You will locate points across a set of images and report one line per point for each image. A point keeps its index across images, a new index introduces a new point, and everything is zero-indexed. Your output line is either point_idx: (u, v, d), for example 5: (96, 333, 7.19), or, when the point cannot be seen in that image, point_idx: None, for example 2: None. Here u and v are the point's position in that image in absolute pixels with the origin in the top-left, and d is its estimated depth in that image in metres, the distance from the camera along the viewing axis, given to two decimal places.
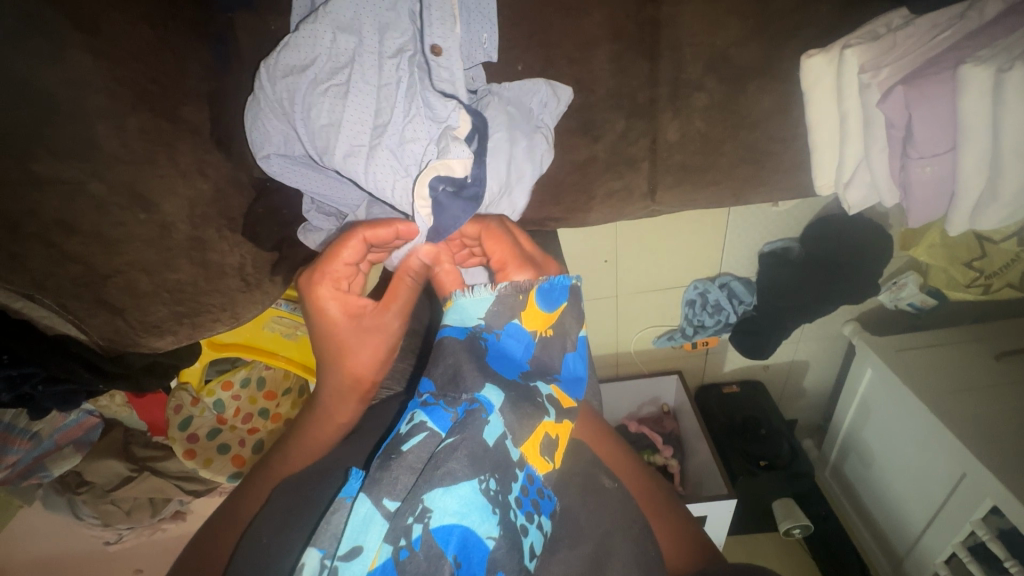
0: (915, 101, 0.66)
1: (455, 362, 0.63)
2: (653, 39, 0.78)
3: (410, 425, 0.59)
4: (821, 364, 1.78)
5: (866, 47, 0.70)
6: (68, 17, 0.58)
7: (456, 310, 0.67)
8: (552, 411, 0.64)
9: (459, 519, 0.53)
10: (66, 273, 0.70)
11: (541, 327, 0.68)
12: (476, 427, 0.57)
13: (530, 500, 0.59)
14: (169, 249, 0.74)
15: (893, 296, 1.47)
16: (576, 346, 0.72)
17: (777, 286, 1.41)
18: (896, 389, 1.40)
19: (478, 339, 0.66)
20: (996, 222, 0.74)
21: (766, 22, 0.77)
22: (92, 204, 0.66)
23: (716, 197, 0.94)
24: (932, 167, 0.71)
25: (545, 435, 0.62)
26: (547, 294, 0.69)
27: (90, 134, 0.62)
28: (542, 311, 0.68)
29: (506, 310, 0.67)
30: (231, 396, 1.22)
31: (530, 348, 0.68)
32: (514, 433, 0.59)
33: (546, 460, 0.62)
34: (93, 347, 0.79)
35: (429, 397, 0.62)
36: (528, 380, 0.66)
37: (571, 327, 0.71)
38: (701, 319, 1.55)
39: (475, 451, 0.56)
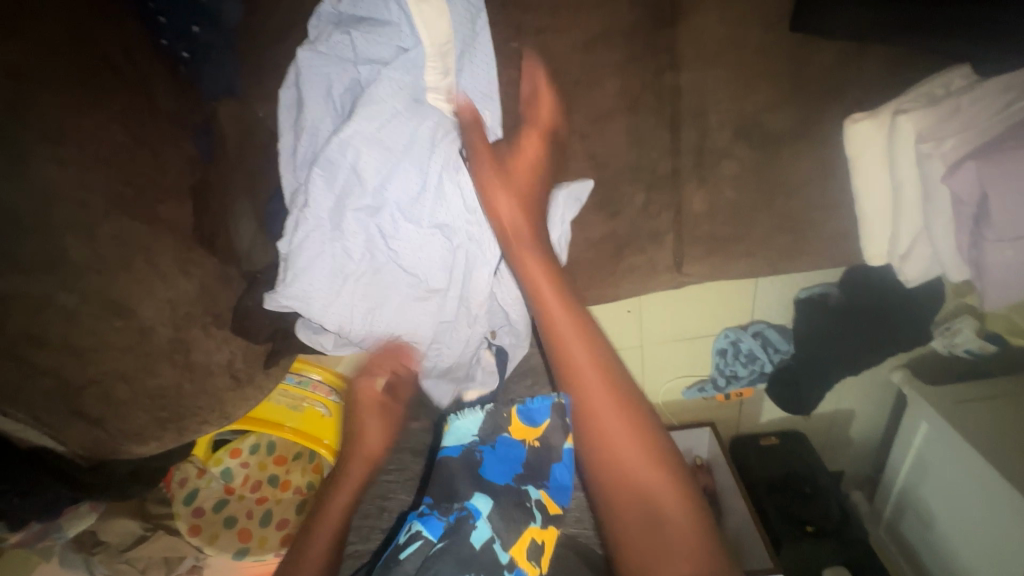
0: (991, 178, 0.58)
1: (451, 475, 0.67)
2: (675, 107, 0.70)
3: (406, 535, 0.64)
4: (870, 415, 1.60)
5: (923, 113, 0.62)
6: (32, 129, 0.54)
7: (452, 431, 0.72)
8: (537, 516, 0.65)
9: None
10: (38, 386, 0.65)
11: (527, 437, 0.69)
12: (463, 535, 0.61)
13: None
14: (148, 353, 0.69)
15: (947, 342, 1.33)
16: (561, 456, 0.68)
17: (818, 334, 1.29)
18: (960, 447, 1.28)
19: (472, 452, 0.70)
20: None
21: (801, 85, 0.68)
22: (64, 317, 0.62)
23: (749, 268, 0.83)
24: (1011, 250, 0.62)
25: (530, 539, 0.63)
26: (529, 410, 0.69)
27: (58, 246, 0.58)
28: (524, 426, 0.69)
29: (495, 429, 0.71)
30: (240, 464, 1.10)
31: (519, 452, 0.69)
32: (501, 535, 0.62)
33: (534, 564, 0.62)
34: (71, 457, 0.73)
35: (426, 508, 0.66)
36: (520, 484, 0.67)
37: (557, 441, 0.68)
38: (734, 369, 1.43)
39: (462, 556, 0.59)
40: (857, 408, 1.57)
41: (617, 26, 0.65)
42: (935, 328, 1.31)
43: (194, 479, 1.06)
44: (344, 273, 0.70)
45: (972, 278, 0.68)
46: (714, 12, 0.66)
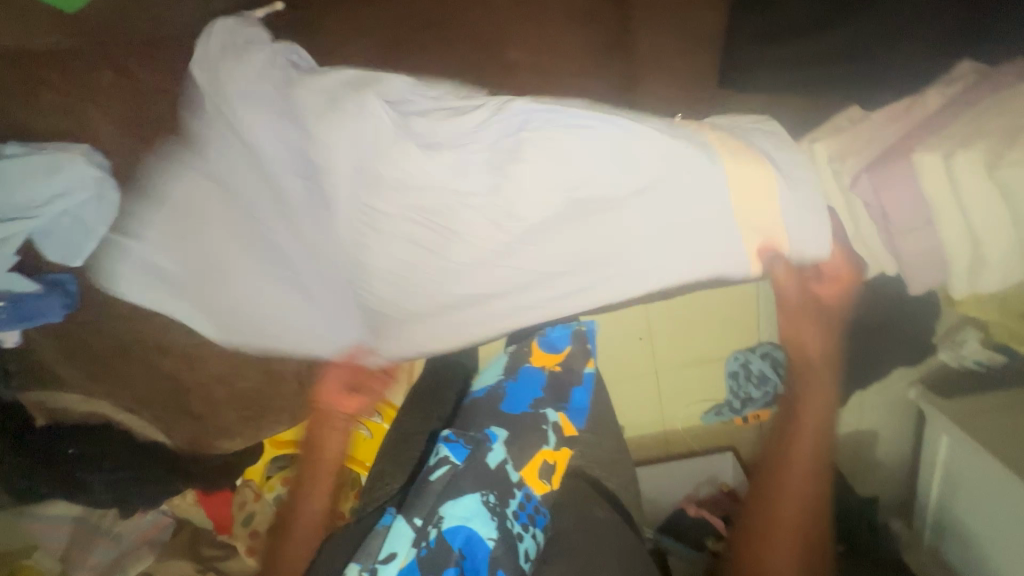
0: (880, 184, 0.72)
1: (476, 413, 0.88)
2: None
3: (437, 458, 0.78)
4: (897, 435, 1.47)
5: (832, 140, 0.78)
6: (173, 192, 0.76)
7: (484, 373, 0.95)
8: (553, 440, 0.84)
9: (465, 521, 0.71)
10: (160, 387, 0.86)
11: (550, 363, 0.92)
12: (482, 453, 0.78)
13: (526, 515, 0.77)
14: (238, 361, 0.87)
15: (953, 355, 1.26)
16: (581, 381, 0.94)
17: (833, 352, 1.23)
18: (980, 460, 1.19)
19: (500, 387, 0.91)
20: (999, 284, 0.74)
21: None
22: (185, 329, 0.82)
23: None
24: (916, 240, 0.74)
25: (543, 462, 0.81)
26: (549, 340, 0.93)
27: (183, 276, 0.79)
28: (546, 352, 0.93)
29: (520, 358, 0.93)
30: (293, 490, 1.10)
31: (539, 378, 0.91)
32: (513, 459, 0.79)
33: (544, 483, 0.81)
34: (176, 448, 0.92)
35: (451, 434, 0.81)
36: (537, 409, 0.87)
37: (575, 366, 0.94)
38: (747, 392, 1.34)
39: (480, 474, 0.76)
40: (879, 430, 1.46)
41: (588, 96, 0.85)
42: (938, 340, 1.26)
43: (251, 503, 1.08)
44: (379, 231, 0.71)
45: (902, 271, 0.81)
46: (664, 76, 0.84)
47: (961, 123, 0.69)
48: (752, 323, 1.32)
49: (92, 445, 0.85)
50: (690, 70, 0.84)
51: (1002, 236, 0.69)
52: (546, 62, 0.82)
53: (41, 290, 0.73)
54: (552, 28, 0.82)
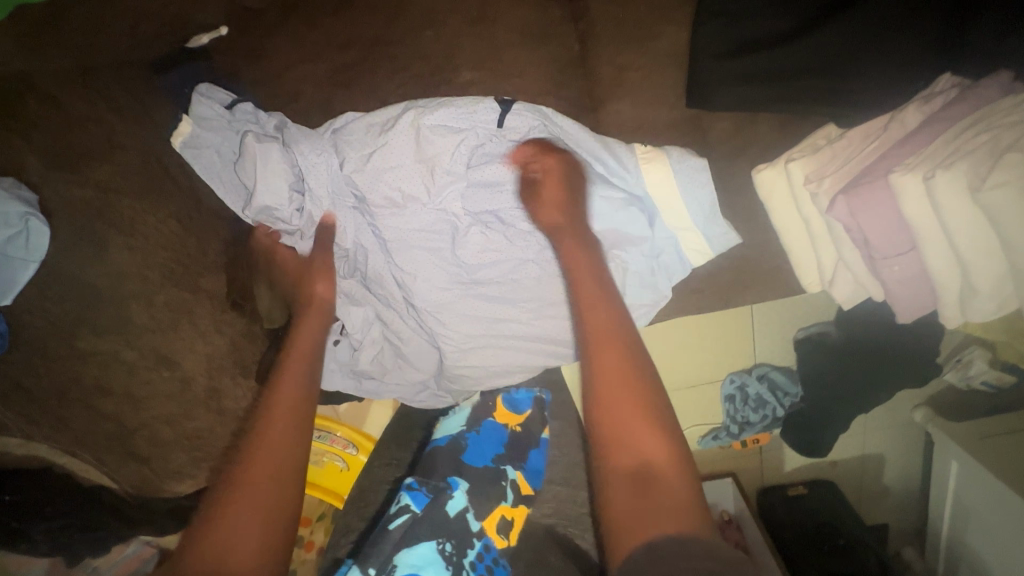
0: (858, 207, 0.65)
1: (435, 461, 0.84)
2: None
3: (397, 506, 0.76)
4: (904, 456, 1.38)
5: (807, 159, 0.72)
6: (111, 225, 0.72)
7: (443, 427, 0.90)
8: (511, 496, 0.81)
9: (416, 571, 0.67)
10: (101, 430, 0.80)
11: (510, 421, 0.89)
12: (441, 502, 0.75)
13: (485, 565, 0.74)
14: (188, 400, 0.83)
15: (959, 375, 1.18)
16: (538, 445, 0.90)
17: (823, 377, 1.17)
18: (988, 489, 1.07)
19: (461, 439, 0.87)
20: (991, 315, 0.68)
21: (712, 148, 0.82)
22: (127, 368, 0.78)
23: (703, 304, 0.93)
24: (900, 266, 0.69)
25: (501, 517, 0.78)
26: (513, 399, 0.92)
27: (125, 313, 0.75)
28: (508, 410, 0.91)
29: (483, 411, 0.91)
30: None
31: (501, 433, 0.88)
32: (474, 508, 0.77)
33: (501, 537, 0.78)
34: (121, 493, 0.87)
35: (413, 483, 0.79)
36: (498, 464, 0.85)
37: (535, 429, 0.91)
38: (746, 416, 1.25)
39: (436, 522, 0.73)
40: (885, 452, 1.37)
41: None
42: (943, 361, 1.19)
43: None
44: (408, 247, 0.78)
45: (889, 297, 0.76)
46: (625, 97, 0.81)
47: (941, 144, 0.63)
48: (745, 341, 1.25)
49: (31, 490, 0.80)
50: (654, 89, 0.80)
51: (989, 264, 0.63)
52: (501, 86, 0.79)
53: None
54: (506, 46, 0.78)
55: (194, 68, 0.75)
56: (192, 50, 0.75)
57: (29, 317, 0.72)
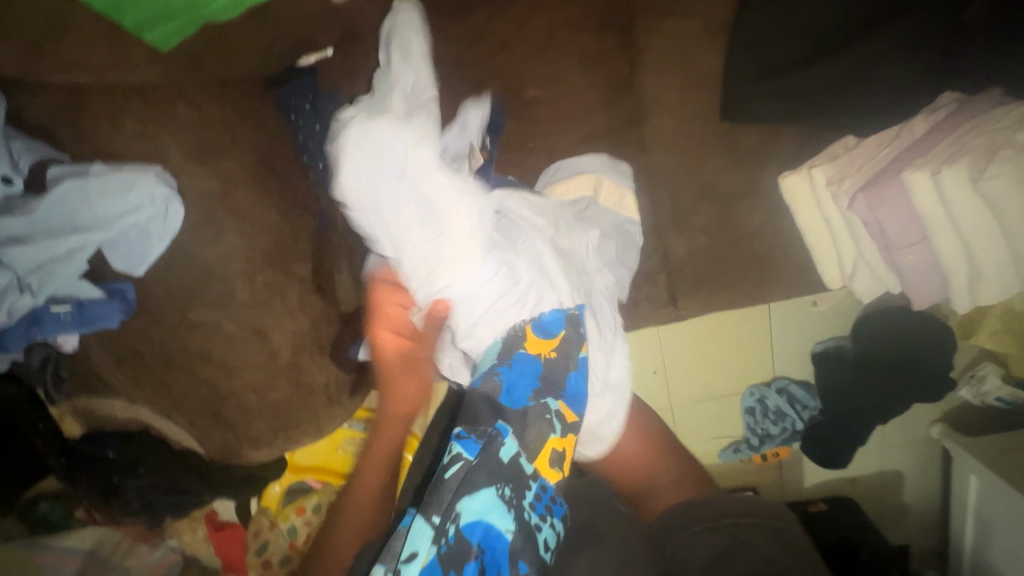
0: (875, 203, 0.76)
1: (474, 408, 0.74)
2: (648, 180, 0.97)
3: (449, 456, 0.71)
4: (923, 474, 1.40)
5: (827, 165, 0.84)
6: (227, 211, 0.84)
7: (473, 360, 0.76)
8: (558, 427, 0.72)
9: (480, 517, 0.64)
10: (197, 395, 0.90)
11: (544, 349, 0.74)
12: (493, 449, 0.69)
13: (543, 506, 0.69)
14: (273, 372, 0.92)
15: (973, 392, 1.24)
16: (578, 366, 0.76)
17: (839, 387, 1.24)
18: (1008, 497, 1.11)
19: (493, 376, 0.74)
20: (998, 297, 0.78)
21: (741, 157, 0.94)
22: (225, 338, 0.87)
23: (733, 300, 1.02)
24: (915, 254, 0.79)
25: (553, 450, 0.72)
26: (541, 323, 0.75)
27: (230, 289, 0.86)
28: (539, 337, 0.75)
29: (511, 342, 0.74)
30: (304, 522, 1.05)
31: (535, 364, 0.74)
32: (526, 450, 0.70)
33: (556, 471, 0.72)
34: (206, 458, 0.95)
35: (462, 431, 0.73)
36: (538, 400, 0.73)
37: (572, 350, 0.76)
38: (765, 428, 1.30)
39: (493, 466, 0.67)
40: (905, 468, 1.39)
41: (597, 131, 0.94)
42: (957, 376, 1.26)
43: (266, 532, 1.06)
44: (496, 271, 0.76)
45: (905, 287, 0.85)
46: (665, 114, 0.94)
47: (945, 145, 0.74)
48: (764, 350, 1.31)
49: (129, 450, 0.91)
50: (691, 107, 0.93)
51: (992, 248, 0.74)
52: (558, 103, 0.93)
53: (105, 297, 0.81)
54: (565, 69, 0.92)
55: (302, 82, 0.90)
56: (302, 67, 0.91)
57: (153, 287, 0.83)
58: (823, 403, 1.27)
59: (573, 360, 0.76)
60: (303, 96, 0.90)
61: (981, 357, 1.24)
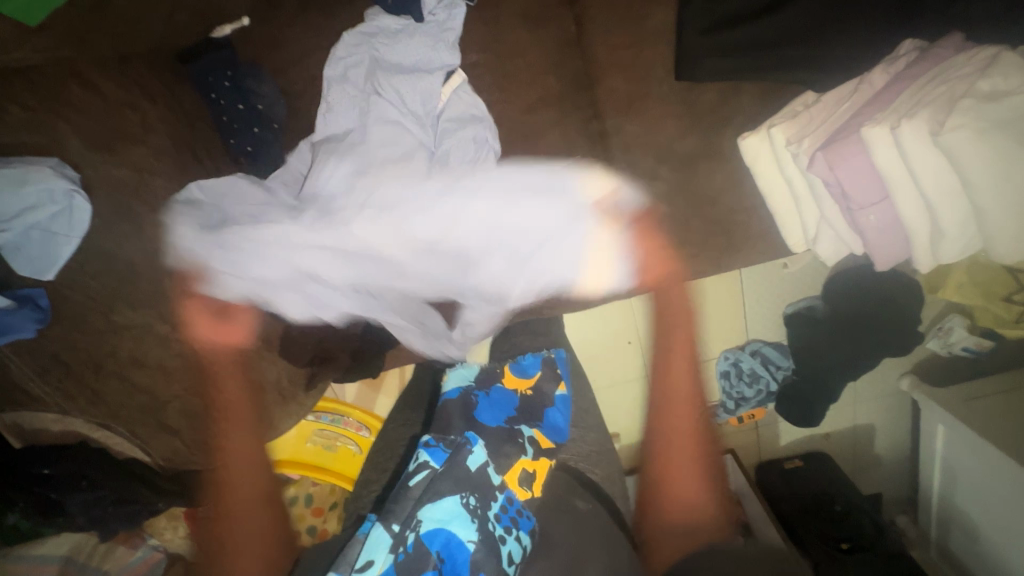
0: (836, 161, 0.72)
1: (450, 417, 0.86)
2: (605, 147, 0.92)
3: (416, 464, 0.77)
4: (892, 425, 1.41)
5: (787, 124, 0.80)
6: (146, 205, 0.77)
7: (454, 379, 0.94)
8: (530, 450, 0.83)
9: (443, 524, 0.67)
10: (135, 402, 0.85)
11: (521, 386, 0.93)
12: (461, 455, 0.75)
13: (508, 518, 0.74)
14: (217, 372, 0.87)
15: (941, 343, 1.23)
16: (553, 403, 0.91)
17: (811, 349, 1.23)
18: (972, 445, 1.12)
19: (470, 395, 0.90)
20: (958, 254, 0.75)
21: (699, 119, 0.90)
22: (159, 340, 0.82)
23: (699, 269, 0.98)
24: (876, 215, 0.76)
25: (522, 470, 0.80)
26: (522, 366, 0.95)
27: (158, 288, 0.80)
28: (517, 376, 0.94)
29: (491, 377, 0.95)
30: None
31: (513, 400, 0.91)
32: (494, 461, 0.78)
33: (525, 489, 0.79)
34: (153, 464, 0.91)
35: (430, 440, 0.80)
36: (511, 424, 0.86)
37: (546, 389, 0.93)
38: (741, 391, 1.28)
39: (458, 477, 0.73)
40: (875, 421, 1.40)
41: (548, 97, 0.88)
42: (926, 329, 1.25)
43: None
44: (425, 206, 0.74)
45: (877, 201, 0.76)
46: (618, 75, 0.88)
47: (905, 98, 0.69)
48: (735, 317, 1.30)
49: (67, 464, 0.85)
50: (645, 67, 0.88)
51: (954, 204, 0.70)
52: (505, 67, 0.87)
53: (13, 306, 0.72)
54: (509, 28, 0.86)
55: (219, 55, 0.81)
56: (216, 39, 0.82)
57: (70, 292, 0.77)
58: (795, 362, 1.26)
59: (549, 396, 0.92)
60: (222, 72, 0.82)
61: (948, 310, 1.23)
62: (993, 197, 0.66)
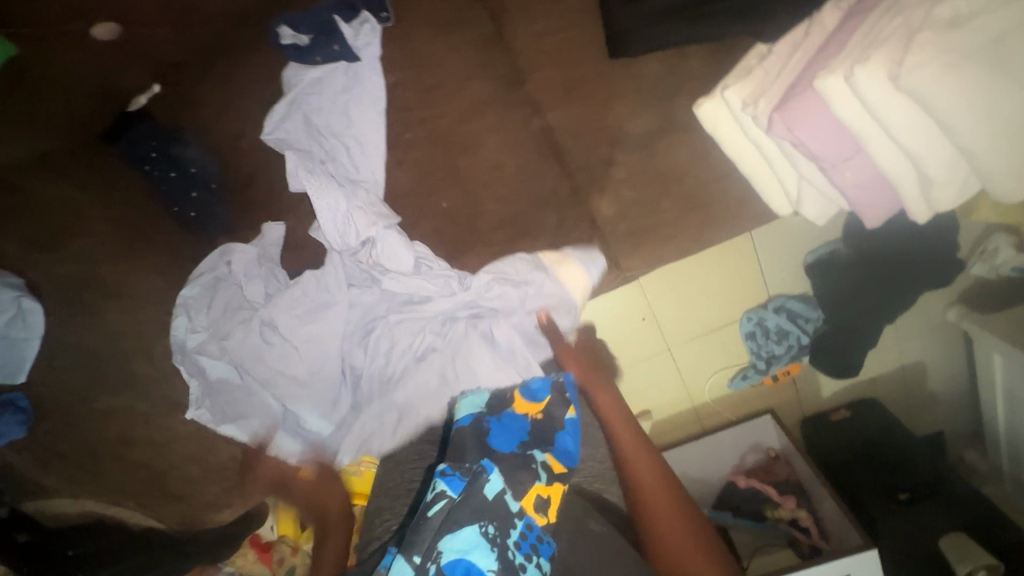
0: (795, 122, 0.63)
1: (462, 442, 0.70)
2: (552, 143, 0.86)
3: (432, 493, 0.64)
4: (945, 362, 1.23)
5: (741, 84, 0.71)
6: (101, 292, 0.78)
7: (464, 404, 0.76)
8: (544, 475, 0.67)
9: (462, 555, 0.57)
10: (136, 478, 0.85)
11: (533, 410, 0.74)
12: (478, 484, 0.62)
13: (529, 542, 0.61)
14: (205, 439, 0.87)
15: (986, 268, 1.04)
16: (566, 426, 0.73)
17: (837, 295, 1.09)
18: None
19: (482, 421, 0.73)
20: (957, 197, 0.66)
21: (648, 93, 0.83)
22: (142, 419, 0.83)
23: (684, 250, 0.88)
24: (854, 170, 0.67)
25: (536, 495, 0.65)
26: (530, 388, 0.77)
27: (129, 370, 0.81)
28: (526, 401, 0.76)
29: (501, 401, 0.77)
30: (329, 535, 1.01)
31: (522, 423, 0.73)
32: (513, 487, 0.63)
33: (541, 514, 0.64)
34: (172, 530, 0.92)
35: (446, 467, 0.66)
36: (525, 451, 0.70)
37: (558, 412, 0.75)
38: (773, 350, 1.16)
39: (475, 506, 0.60)
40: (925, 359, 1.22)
41: (480, 103, 0.84)
42: (965, 255, 1.07)
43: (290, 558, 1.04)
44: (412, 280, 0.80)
45: (855, 152, 0.66)
46: (548, 68, 0.84)
47: (857, 40, 0.60)
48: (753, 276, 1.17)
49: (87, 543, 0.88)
50: (575, 54, 0.84)
51: (938, 146, 0.60)
52: (426, 80, 0.84)
53: None
54: (429, 49, 0.84)
55: (141, 128, 0.82)
56: (133, 112, 0.83)
57: (48, 388, 0.78)
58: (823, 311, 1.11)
59: (560, 420, 0.74)
60: (147, 142, 0.82)
61: (992, 228, 1.05)
62: (982, 131, 0.56)
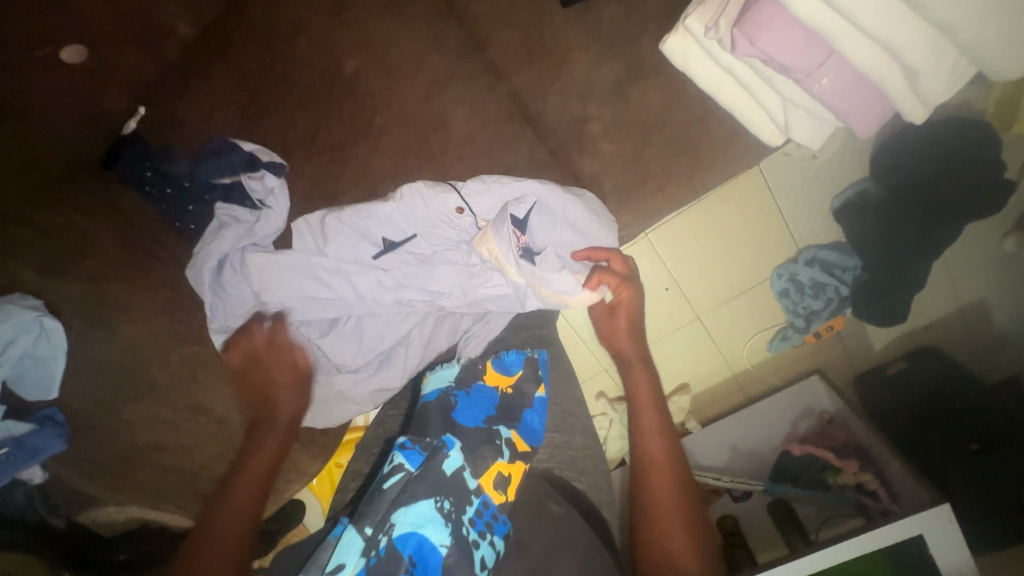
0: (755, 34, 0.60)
1: (427, 418, 0.71)
2: (520, 107, 0.85)
3: (390, 466, 0.63)
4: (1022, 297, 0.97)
5: (701, 9, 0.68)
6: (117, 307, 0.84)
7: (432, 380, 0.77)
8: (508, 452, 0.67)
9: (416, 528, 0.56)
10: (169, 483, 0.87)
11: (501, 384, 0.76)
12: (437, 460, 0.61)
13: (484, 521, 0.60)
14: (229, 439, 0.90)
15: None
16: (532, 403, 0.74)
17: (875, 232, 0.92)
18: None
19: (449, 397, 0.73)
20: (948, 85, 0.61)
21: (609, 40, 0.81)
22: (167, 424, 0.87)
23: (675, 199, 0.87)
24: (830, 77, 0.62)
25: (497, 473, 0.65)
26: (503, 361, 0.79)
27: (150, 377, 0.85)
28: (497, 373, 0.77)
29: (471, 374, 0.77)
30: None
31: (492, 395, 0.74)
32: (473, 464, 0.63)
33: (501, 492, 0.64)
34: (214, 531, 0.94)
35: (407, 441, 0.65)
36: (490, 424, 0.69)
37: (528, 389, 0.76)
38: (808, 305, 1.03)
39: (435, 479, 0.59)
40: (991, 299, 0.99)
41: (444, 78, 0.85)
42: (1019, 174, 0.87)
43: None
44: (436, 264, 0.79)
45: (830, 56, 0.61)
46: (505, 32, 0.84)
47: None
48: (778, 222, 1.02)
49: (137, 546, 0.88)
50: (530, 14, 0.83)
51: (910, 29, 0.56)
52: (385, 62, 0.85)
53: (35, 427, 0.76)
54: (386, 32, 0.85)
55: (133, 151, 0.88)
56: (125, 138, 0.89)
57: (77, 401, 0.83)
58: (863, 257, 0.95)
59: (529, 397, 0.76)
60: (142, 164, 0.87)
61: None
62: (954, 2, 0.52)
